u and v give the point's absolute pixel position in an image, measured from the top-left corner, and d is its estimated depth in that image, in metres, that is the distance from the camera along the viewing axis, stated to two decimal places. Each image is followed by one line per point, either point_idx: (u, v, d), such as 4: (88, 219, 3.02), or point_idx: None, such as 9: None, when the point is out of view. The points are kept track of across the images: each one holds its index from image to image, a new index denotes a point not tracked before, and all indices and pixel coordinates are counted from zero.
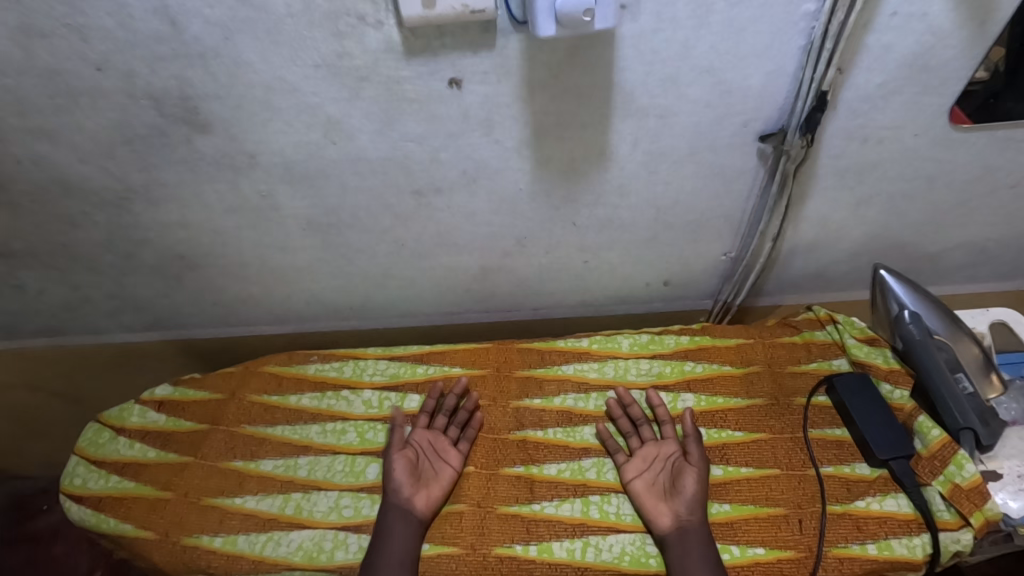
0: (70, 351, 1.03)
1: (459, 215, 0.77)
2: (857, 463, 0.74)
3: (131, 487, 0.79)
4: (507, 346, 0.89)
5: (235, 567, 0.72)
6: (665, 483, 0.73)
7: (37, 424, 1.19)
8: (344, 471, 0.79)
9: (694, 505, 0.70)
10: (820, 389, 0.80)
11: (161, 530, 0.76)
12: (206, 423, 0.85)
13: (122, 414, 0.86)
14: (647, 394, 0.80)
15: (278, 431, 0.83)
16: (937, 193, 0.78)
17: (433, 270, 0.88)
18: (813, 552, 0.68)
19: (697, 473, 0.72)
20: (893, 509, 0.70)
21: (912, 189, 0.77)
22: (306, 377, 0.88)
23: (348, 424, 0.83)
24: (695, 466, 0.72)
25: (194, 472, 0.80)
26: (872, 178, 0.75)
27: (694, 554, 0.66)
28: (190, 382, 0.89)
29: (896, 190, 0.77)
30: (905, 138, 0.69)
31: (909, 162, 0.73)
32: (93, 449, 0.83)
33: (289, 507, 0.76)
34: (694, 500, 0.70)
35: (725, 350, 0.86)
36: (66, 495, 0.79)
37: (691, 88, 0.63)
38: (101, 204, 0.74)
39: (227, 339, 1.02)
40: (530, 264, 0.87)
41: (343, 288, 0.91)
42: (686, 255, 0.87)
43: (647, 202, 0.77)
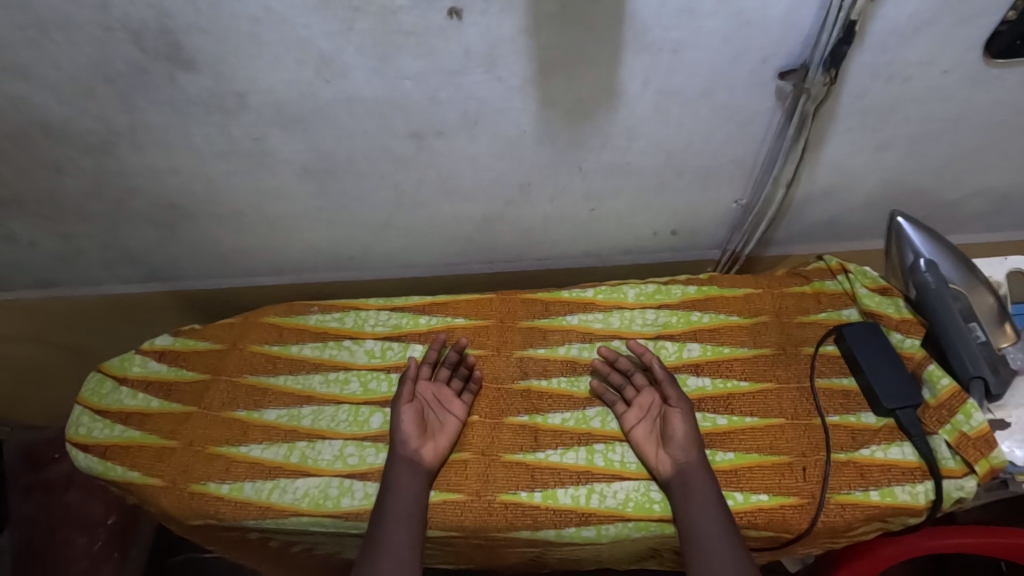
0: (67, 303, 1.02)
1: (460, 160, 0.74)
2: (862, 412, 0.73)
3: (136, 436, 0.79)
4: (510, 297, 0.87)
5: (243, 513, 0.73)
6: (660, 428, 0.73)
7: (41, 376, 1.20)
8: (348, 420, 0.79)
9: (688, 448, 0.70)
10: (828, 339, 0.79)
11: (168, 477, 0.76)
12: (208, 373, 0.84)
13: (123, 364, 0.86)
14: (630, 343, 0.78)
15: (281, 381, 0.83)
16: (962, 136, 0.74)
17: (433, 219, 0.85)
18: (816, 499, 0.68)
19: (683, 414, 0.72)
20: (898, 457, 0.70)
21: (936, 131, 0.73)
22: (307, 328, 0.87)
23: (351, 374, 0.83)
24: (678, 408, 0.73)
25: (198, 422, 0.80)
26: (895, 119, 0.71)
27: (696, 498, 0.67)
28: (190, 333, 0.88)
29: (920, 132, 0.73)
30: (933, 76, 0.65)
31: (935, 101, 0.69)
32: (96, 398, 0.83)
33: (294, 456, 0.77)
34: (687, 441, 0.70)
35: (733, 300, 0.84)
36: (72, 444, 0.80)
37: (709, 19, 0.58)
38: (85, 148, 0.71)
39: (226, 290, 1.01)
40: (534, 212, 0.85)
41: (341, 238, 0.89)
42: (695, 203, 0.84)
43: (657, 146, 0.74)
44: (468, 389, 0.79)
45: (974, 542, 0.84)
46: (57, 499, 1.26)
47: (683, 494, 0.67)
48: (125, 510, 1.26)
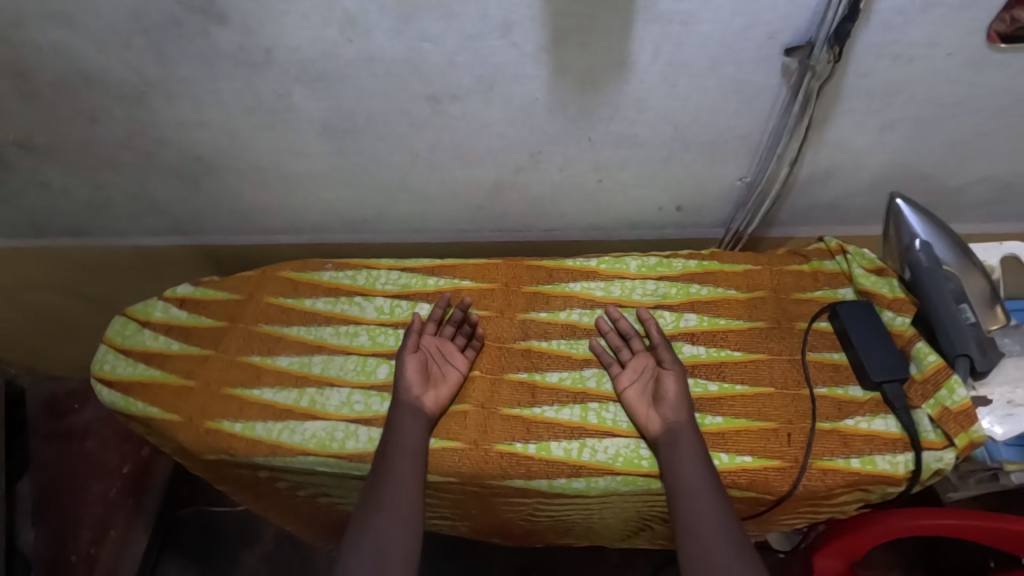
0: (93, 252, 1.07)
1: (474, 125, 0.77)
2: (850, 386, 0.76)
3: (157, 374, 0.84)
4: (517, 263, 0.91)
5: (254, 451, 0.78)
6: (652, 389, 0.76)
7: (68, 324, 1.25)
8: (356, 370, 0.83)
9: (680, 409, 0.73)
10: (822, 316, 0.81)
11: (185, 414, 0.81)
12: (226, 321, 0.89)
13: (147, 308, 0.91)
14: (638, 310, 0.82)
15: (294, 331, 0.87)
16: (965, 120, 0.76)
17: (447, 184, 0.88)
18: (799, 463, 0.71)
19: (675, 376, 0.75)
20: (881, 429, 0.72)
21: (938, 114, 0.75)
22: (320, 283, 0.92)
23: (360, 328, 0.87)
24: (672, 370, 0.76)
25: (215, 364, 0.85)
26: (898, 101, 0.72)
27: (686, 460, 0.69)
28: (211, 283, 0.93)
29: (923, 115, 0.75)
30: (937, 58, 0.67)
31: (939, 84, 0.70)
32: (120, 339, 0.88)
33: (303, 400, 0.81)
34: (678, 402, 0.73)
35: (732, 275, 0.86)
36: (97, 379, 0.84)
37: None
38: (119, 98, 0.75)
39: (244, 247, 1.05)
40: (543, 181, 0.88)
41: (357, 199, 0.92)
42: (700, 178, 0.87)
43: (664, 119, 0.76)
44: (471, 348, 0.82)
45: (957, 525, 0.87)
46: (76, 447, 1.32)
47: (674, 455, 0.70)
48: (140, 460, 1.32)
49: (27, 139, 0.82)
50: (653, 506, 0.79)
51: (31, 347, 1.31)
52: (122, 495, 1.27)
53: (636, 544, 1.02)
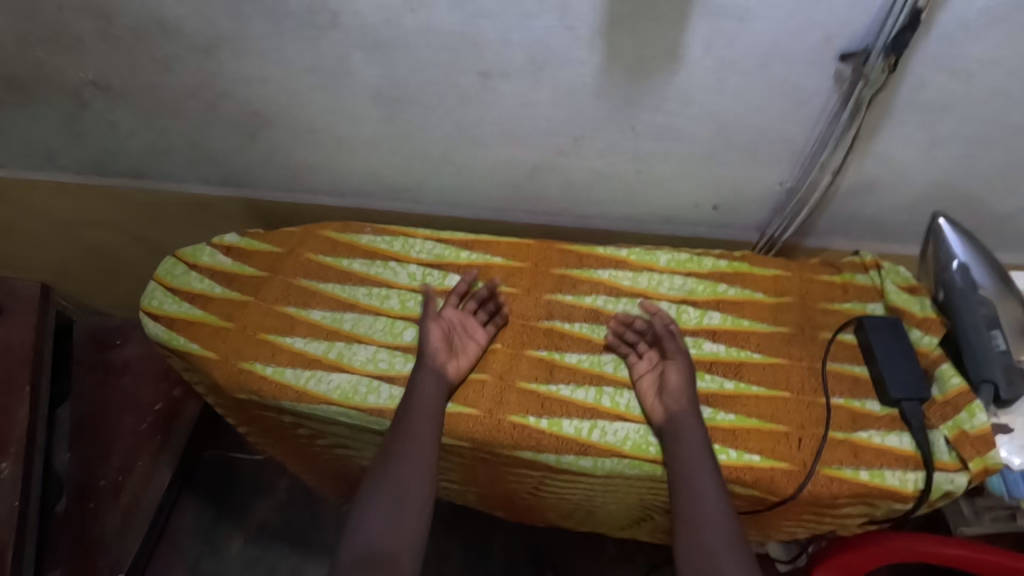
0: (149, 196, 1.13)
1: (521, 105, 0.79)
2: (868, 400, 0.76)
3: (199, 314, 0.89)
4: (549, 246, 0.92)
5: (281, 395, 0.82)
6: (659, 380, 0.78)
7: (117, 263, 1.33)
8: (383, 330, 0.86)
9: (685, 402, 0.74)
10: (847, 328, 0.81)
11: (221, 353, 0.86)
12: (267, 271, 0.93)
13: (195, 252, 0.96)
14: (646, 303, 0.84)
15: (329, 288, 0.91)
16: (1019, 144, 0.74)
17: (488, 161, 0.91)
18: (806, 468, 0.71)
19: (682, 369, 0.77)
20: (894, 445, 0.72)
21: (992, 136, 0.73)
22: (358, 245, 0.95)
23: (392, 291, 0.90)
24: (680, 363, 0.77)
25: (253, 311, 0.89)
26: (951, 117, 0.71)
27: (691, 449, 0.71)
28: (256, 235, 0.97)
29: (976, 134, 0.73)
30: (997, 77, 0.66)
31: (996, 104, 0.69)
32: (169, 277, 0.93)
33: (332, 353, 0.85)
34: (681, 393, 0.75)
35: (761, 278, 0.87)
36: (145, 312, 0.90)
37: None
38: (191, 49, 0.79)
39: (289, 205, 1.09)
40: (583, 167, 0.89)
41: (401, 167, 0.95)
42: (739, 179, 0.87)
43: (709, 115, 0.77)
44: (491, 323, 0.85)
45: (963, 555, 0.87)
46: (115, 380, 1.40)
47: (681, 443, 0.71)
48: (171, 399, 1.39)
49: (103, 81, 0.87)
50: (655, 495, 0.80)
51: (83, 281, 1.40)
52: (152, 431, 1.33)
53: (635, 535, 1.04)
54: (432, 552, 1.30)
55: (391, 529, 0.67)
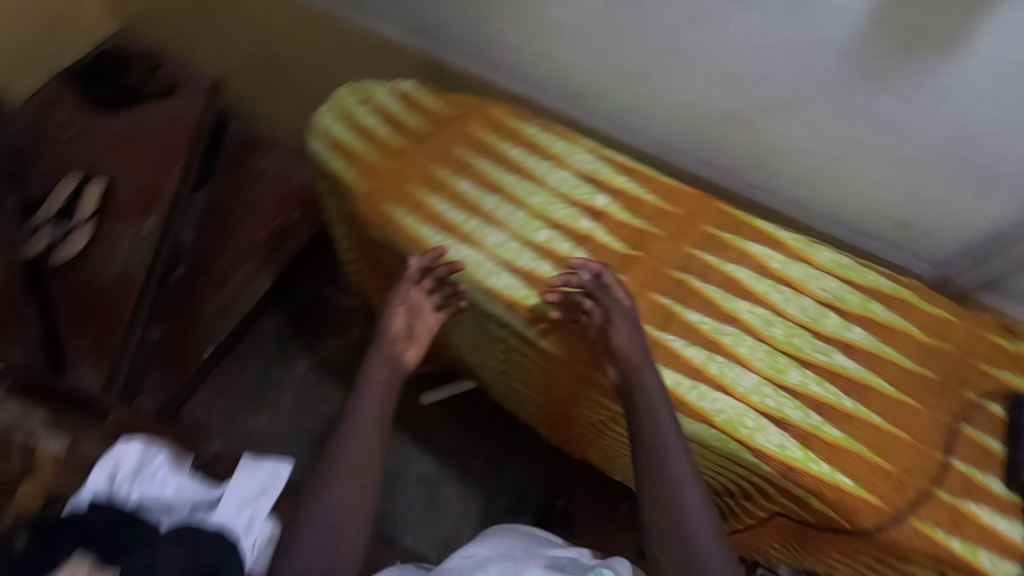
0: (343, 22, 1.16)
1: (749, 43, 0.74)
2: (991, 477, 0.70)
3: (359, 146, 0.93)
4: (708, 202, 0.88)
5: (412, 245, 0.86)
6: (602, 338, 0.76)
7: (286, 82, 1.41)
8: (521, 223, 0.87)
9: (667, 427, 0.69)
10: (999, 399, 0.74)
11: (369, 189, 0.90)
12: (431, 129, 0.95)
13: (372, 89, 0.99)
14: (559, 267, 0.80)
15: (482, 165, 0.92)
16: None
17: (682, 94, 0.86)
18: (894, 513, 0.68)
19: (622, 329, 0.74)
20: (1000, 528, 0.67)
21: None
22: (522, 135, 0.95)
23: (540, 189, 0.90)
24: (616, 323, 0.75)
25: (408, 161, 0.92)
26: None
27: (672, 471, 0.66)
28: (429, 93, 0.99)
29: None
30: None
31: None
32: (342, 105, 0.97)
33: (467, 226, 0.87)
34: (632, 351, 0.73)
35: (921, 313, 0.79)
36: (313, 129, 0.95)
37: None
38: None
39: (462, 73, 1.09)
40: (780, 131, 0.82)
41: (590, 71, 0.92)
42: (947, 202, 0.78)
43: (955, 119, 0.68)
44: (456, 308, 0.84)
45: None
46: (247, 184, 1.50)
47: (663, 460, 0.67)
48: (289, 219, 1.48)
49: None
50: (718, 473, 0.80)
51: (251, 88, 1.50)
52: (264, 243, 1.43)
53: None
54: (466, 441, 1.40)
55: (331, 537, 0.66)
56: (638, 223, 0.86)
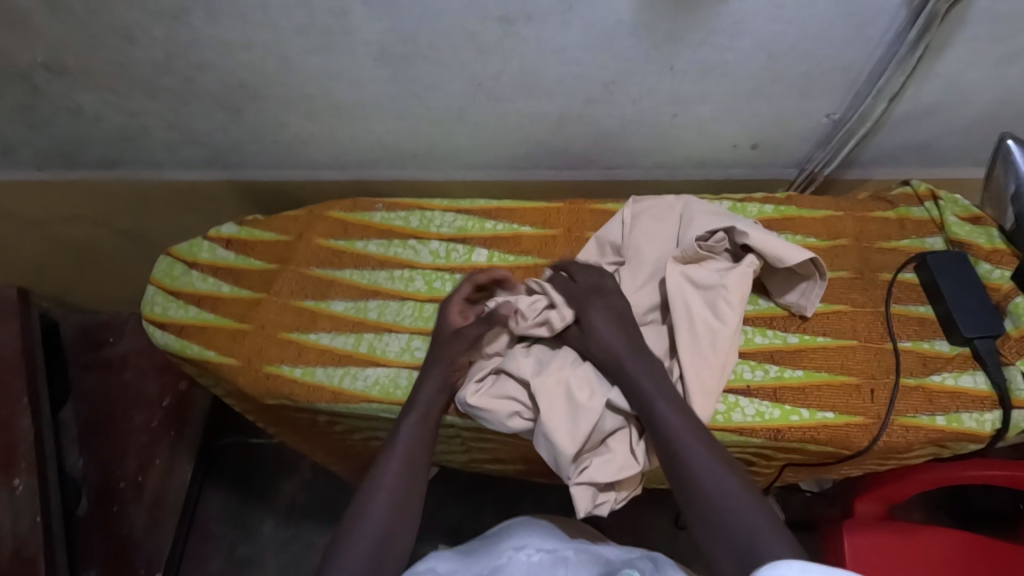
0: (131, 186, 1.01)
1: (550, 49, 0.71)
2: (937, 340, 0.73)
3: (210, 318, 0.81)
4: (580, 207, 0.85)
5: (315, 398, 0.76)
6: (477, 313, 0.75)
7: (114, 268, 1.24)
8: (413, 316, 0.80)
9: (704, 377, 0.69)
10: (908, 267, 0.77)
11: (243, 357, 0.78)
12: (276, 263, 0.85)
13: (192, 249, 0.87)
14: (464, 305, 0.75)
15: (347, 275, 0.83)
16: None
17: (510, 118, 0.82)
18: (881, 419, 0.69)
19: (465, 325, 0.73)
20: (970, 386, 0.70)
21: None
22: (372, 225, 0.87)
23: (416, 272, 0.83)
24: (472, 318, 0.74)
25: (269, 307, 0.82)
26: (1014, 30, 0.67)
27: (632, 361, 0.68)
28: (255, 223, 0.88)
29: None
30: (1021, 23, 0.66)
31: None
32: (168, 280, 0.85)
33: (362, 346, 0.78)
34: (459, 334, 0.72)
35: (812, 222, 0.81)
36: (148, 321, 0.82)
37: None
38: (159, 15, 0.70)
39: (283, 184, 0.98)
40: (614, 116, 0.81)
41: (409, 131, 0.85)
42: (786, 113, 0.80)
43: (759, 44, 0.69)
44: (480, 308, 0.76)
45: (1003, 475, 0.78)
46: (116, 378, 1.32)
47: (666, 433, 0.64)
48: (179, 392, 1.31)
49: (57, 61, 0.76)
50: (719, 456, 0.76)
51: (64, 282, 1.27)
52: (165, 424, 1.28)
53: None
54: (470, 508, 1.19)
55: (398, 507, 0.68)
56: (527, 260, 0.83)
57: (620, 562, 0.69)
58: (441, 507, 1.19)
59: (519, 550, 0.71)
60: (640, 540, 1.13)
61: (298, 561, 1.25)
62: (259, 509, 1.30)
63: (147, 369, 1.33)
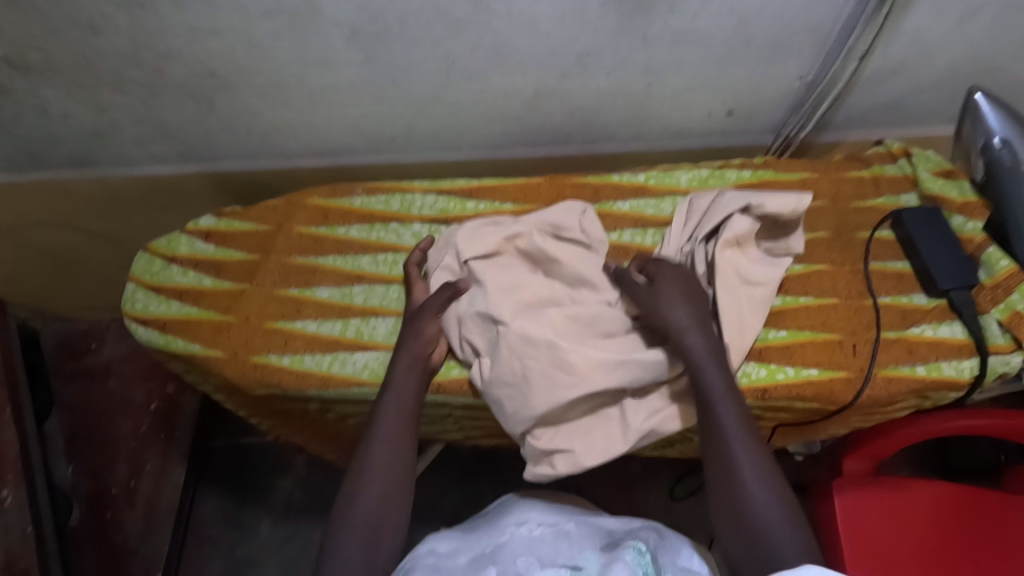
0: (102, 185, 0.99)
1: (522, 22, 0.70)
2: (915, 294, 0.74)
3: (194, 312, 0.80)
4: (560, 181, 0.85)
5: (305, 386, 0.75)
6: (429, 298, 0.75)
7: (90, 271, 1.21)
8: (399, 299, 0.80)
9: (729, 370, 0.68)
10: (884, 224, 0.79)
11: (230, 349, 0.78)
12: (257, 253, 0.84)
13: (170, 244, 0.85)
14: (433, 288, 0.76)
15: (329, 261, 0.83)
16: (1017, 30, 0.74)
17: (486, 95, 0.81)
18: (864, 372, 0.70)
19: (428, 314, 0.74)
20: (947, 336, 0.71)
21: (994, 16, 0.72)
22: (352, 210, 0.86)
23: (399, 255, 0.83)
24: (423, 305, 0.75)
25: (253, 298, 0.81)
26: None
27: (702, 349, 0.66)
28: (233, 214, 0.87)
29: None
30: None
31: None
32: (148, 276, 0.83)
33: (349, 331, 0.78)
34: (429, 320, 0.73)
35: (789, 185, 0.82)
36: (130, 318, 0.81)
37: None
38: (122, 4, 0.68)
39: (260, 175, 0.97)
40: (589, 89, 0.81)
41: (385, 113, 0.85)
42: (760, 79, 0.81)
43: (730, 8, 0.70)
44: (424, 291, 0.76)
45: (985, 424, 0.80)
46: (101, 384, 1.30)
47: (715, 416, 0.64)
48: (167, 395, 1.30)
49: (18, 57, 0.74)
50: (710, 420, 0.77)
51: (38, 288, 1.23)
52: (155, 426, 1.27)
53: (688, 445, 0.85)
54: (468, 491, 1.19)
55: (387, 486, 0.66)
56: None
57: (621, 531, 0.70)
58: (439, 492, 1.19)
59: (520, 525, 0.71)
60: (637, 513, 1.15)
61: (299, 557, 1.25)
62: (256, 507, 1.29)
63: (133, 373, 1.32)
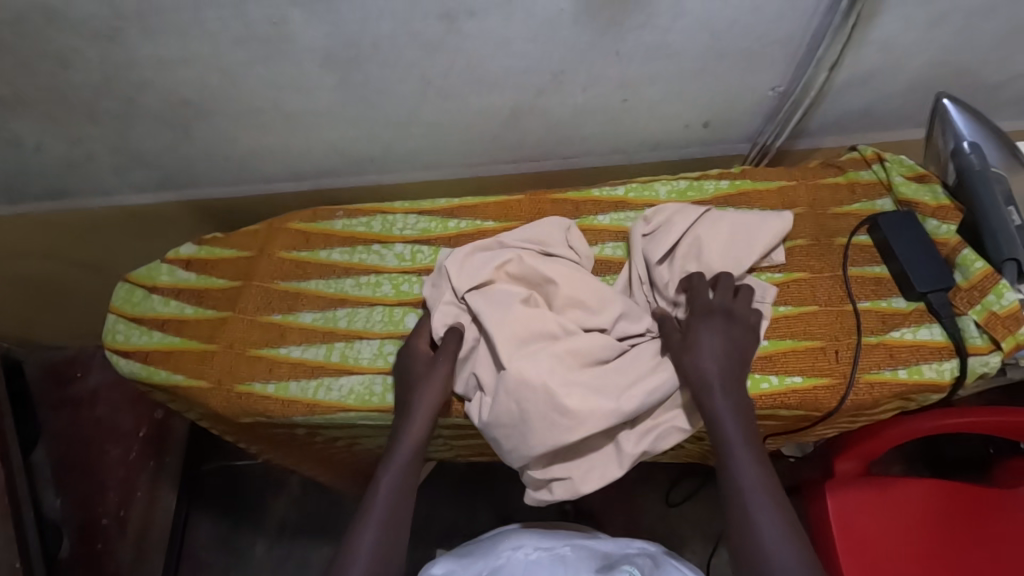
0: (80, 215, 0.98)
1: (495, 43, 0.71)
2: (893, 298, 0.75)
3: (176, 342, 0.80)
4: (540, 197, 0.86)
5: (291, 413, 0.75)
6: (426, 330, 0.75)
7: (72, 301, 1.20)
8: (383, 321, 0.80)
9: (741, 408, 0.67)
10: (861, 229, 0.79)
11: (214, 379, 0.77)
12: (239, 280, 0.84)
13: (150, 273, 0.85)
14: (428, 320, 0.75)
15: (312, 286, 0.82)
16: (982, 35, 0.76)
17: (463, 114, 0.82)
18: (847, 378, 0.71)
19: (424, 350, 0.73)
20: (927, 338, 0.72)
21: (957, 23, 0.74)
22: (334, 233, 0.86)
23: (382, 277, 0.83)
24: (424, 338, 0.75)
25: (235, 325, 0.80)
26: None
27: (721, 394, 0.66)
28: (213, 242, 0.86)
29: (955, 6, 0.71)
30: None
31: None
32: (129, 307, 0.83)
33: (334, 355, 0.78)
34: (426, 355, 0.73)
35: (766, 194, 0.83)
36: (112, 350, 0.80)
37: None
38: (91, 37, 0.68)
39: (241, 200, 0.97)
40: (565, 105, 0.81)
41: (363, 135, 0.85)
42: (733, 90, 0.82)
43: (699, 23, 0.70)
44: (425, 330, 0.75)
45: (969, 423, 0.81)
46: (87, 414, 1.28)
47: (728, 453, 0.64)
48: (155, 422, 1.28)
49: None
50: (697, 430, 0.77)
51: (19, 319, 1.22)
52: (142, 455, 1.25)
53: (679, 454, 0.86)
54: (462, 508, 1.19)
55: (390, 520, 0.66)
56: None
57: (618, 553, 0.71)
58: (433, 511, 1.18)
59: (517, 550, 0.72)
60: (633, 523, 1.15)
61: None
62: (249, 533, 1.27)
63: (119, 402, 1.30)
